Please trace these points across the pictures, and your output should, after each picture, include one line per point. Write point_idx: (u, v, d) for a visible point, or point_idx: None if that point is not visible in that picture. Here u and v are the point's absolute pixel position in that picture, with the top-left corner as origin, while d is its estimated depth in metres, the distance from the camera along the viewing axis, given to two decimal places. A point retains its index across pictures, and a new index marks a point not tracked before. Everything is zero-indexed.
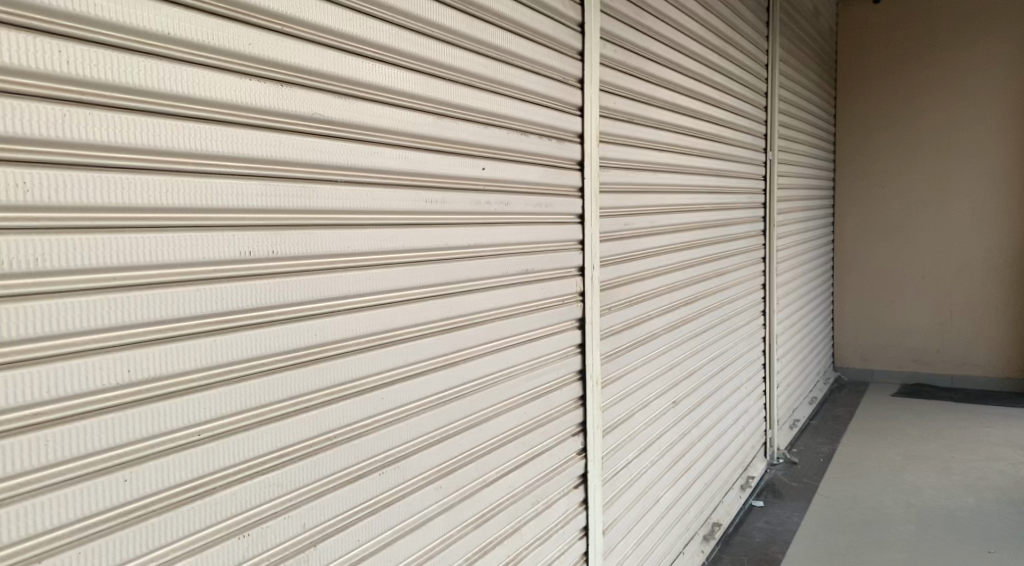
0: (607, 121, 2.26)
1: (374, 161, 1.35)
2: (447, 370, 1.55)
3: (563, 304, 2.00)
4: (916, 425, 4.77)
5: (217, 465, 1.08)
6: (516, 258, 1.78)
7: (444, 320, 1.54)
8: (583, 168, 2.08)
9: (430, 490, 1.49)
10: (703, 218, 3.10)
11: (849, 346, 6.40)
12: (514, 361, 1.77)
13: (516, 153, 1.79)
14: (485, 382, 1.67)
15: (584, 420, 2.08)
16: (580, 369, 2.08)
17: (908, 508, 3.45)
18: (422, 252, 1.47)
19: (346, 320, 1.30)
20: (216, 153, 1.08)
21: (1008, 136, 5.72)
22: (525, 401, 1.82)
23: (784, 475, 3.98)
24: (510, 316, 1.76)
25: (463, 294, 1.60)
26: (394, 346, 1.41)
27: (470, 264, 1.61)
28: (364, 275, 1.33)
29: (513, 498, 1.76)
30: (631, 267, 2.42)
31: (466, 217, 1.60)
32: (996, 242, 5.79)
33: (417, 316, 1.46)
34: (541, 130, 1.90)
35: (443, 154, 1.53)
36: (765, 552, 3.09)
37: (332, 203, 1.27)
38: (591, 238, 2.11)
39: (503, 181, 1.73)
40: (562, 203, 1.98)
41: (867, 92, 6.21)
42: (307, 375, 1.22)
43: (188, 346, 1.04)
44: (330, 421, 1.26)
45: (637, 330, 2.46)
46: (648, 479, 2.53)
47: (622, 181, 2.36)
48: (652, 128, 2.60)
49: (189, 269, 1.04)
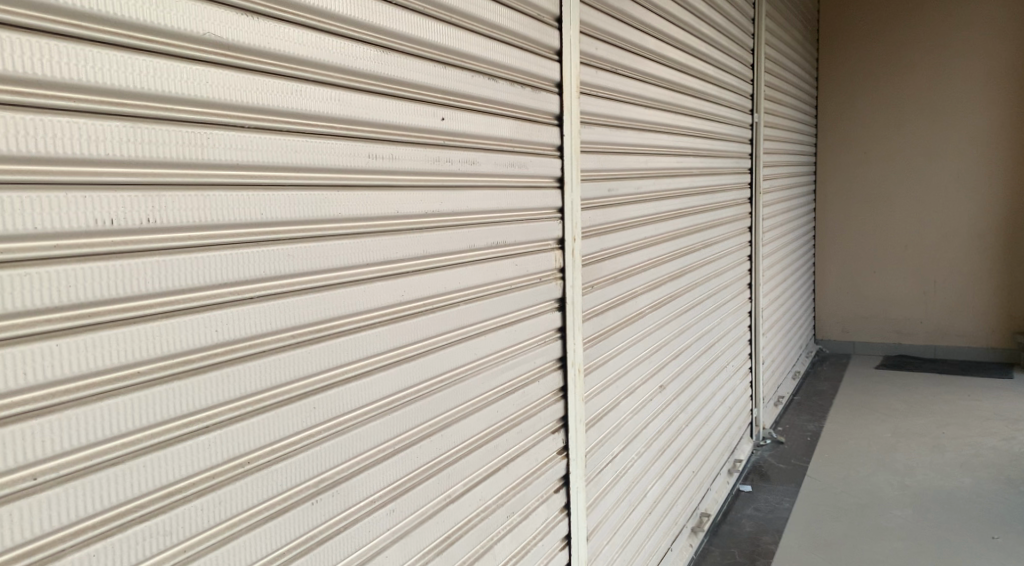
0: (589, 70, 1.96)
1: (296, 104, 1.03)
2: (404, 368, 1.26)
3: (541, 282, 1.72)
4: (904, 400, 4.61)
5: (63, 522, 0.77)
6: (486, 229, 1.49)
7: (396, 307, 1.24)
8: (562, 124, 1.79)
9: (380, 516, 1.21)
10: (690, 184, 2.82)
11: (831, 318, 6.25)
12: (485, 352, 1.50)
13: (484, 102, 1.48)
14: (449, 379, 1.38)
15: (565, 414, 1.82)
16: (560, 356, 1.81)
17: (903, 491, 3.28)
18: (365, 222, 1.16)
19: (259, 311, 0.98)
20: (48, 80, 0.74)
21: (990, 98, 5.55)
22: (498, 397, 1.54)
23: (771, 455, 3.80)
24: (481, 297, 1.48)
25: (421, 273, 1.30)
26: (329, 339, 1.10)
27: (430, 235, 1.31)
28: (285, 254, 1.02)
29: (483, 516, 1.48)
30: (615, 238, 2.15)
31: (422, 178, 1.29)
32: (981, 206, 5.65)
33: (361, 302, 1.16)
34: (514, 77, 1.59)
35: (392, 97, 1.22)
36: (755, 543, 2.88)
37: (235, 155, 0.94)
38: (572, 204, 1.83)
39: (469, 136, 1.43)
40: (538, 163, 1.69)
41: (853, 53, 5.96)
42: (205, 386, 0.91)
43: (16, 356, 0.72)
44: (239, 444, 0.96)
45: (622, 309, 2.20)
46: (635, 472, 2.30)
47: (605, 141, 2.07)
48: (637, 80, 2.30)
49: (11, 244, 0.72)
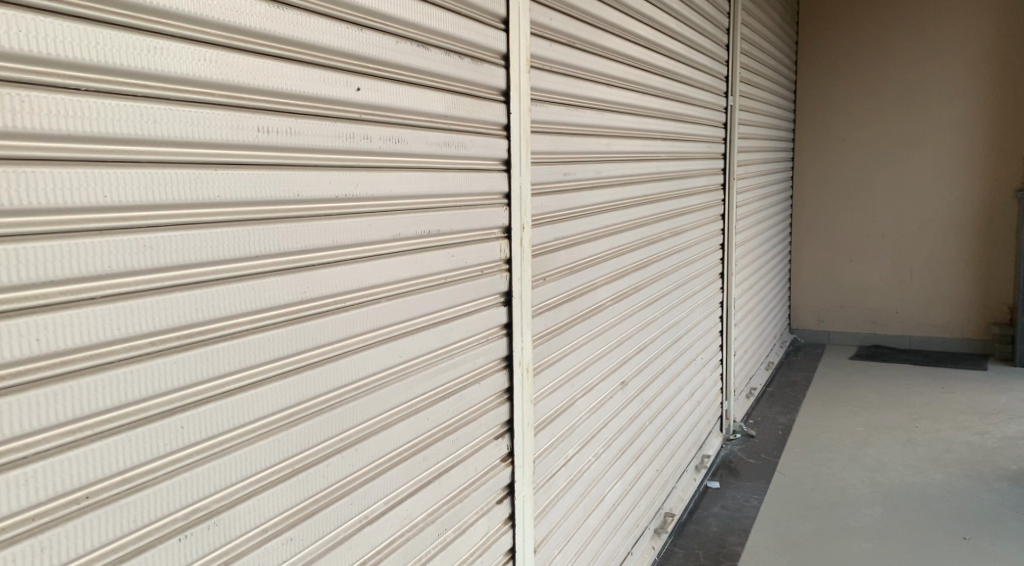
0: (542, 42, 1.79)
1: (155, 64, 0.86)
2: (308, 374, 1.10)
3: (483, 275, 1.56)
4: (876, 393, 4.54)
5: None
6: (414, 217, 1.33)
7: (296, 305, 1.08)
8: (509, 101, 1.62)
9: (274, 547, 1.05)
10: (657, 169, 2.67)
11: (806, 308, 6.17)
12: (414, 354, 1.35)
13: (412, 72, 1.31)
14: (366, 386, 1.23)
15: (511, 418, 1.68)
16: (506, 355, 1.66)
17: (874, 488, 3.19)
18: (250, 207, 0.99)
19: (99, 316, 0.81)
20: None
21: (970, 84, 5.45)
22: (430, 402, 1.40)
23: (740, 450, 3.70)
24: (407, 293, 1.32)
25: (326, 267, 1.13)
26: (201, 347, 0.93)
27: (340, 223, 1.15)
28: (136, 245, 0.84)
29: (411, 535, 1.34)
30: (572, 227, 2.00)
31: (332, 158, 1.13)
32: (958, 195, 5.57)
33: (250, 301, 1.00)
34: (451, 46, 1.42)
35: (288, 61, 1.04)
36: (721, 544, 2.77)
37: (62, 123, 0.77)
38: (520, 189, 1.68)
39: (392, 111, 1.26)
40: (480, 143, 1.52)
41: (834, 36, 5.83)
42: (20, 408, 0.74)
43: None
44: (68, 478, 0.79)
45: (580, 302, 2.06)
46: (592, 473, 2.18)
47: (560, 120, 1.90)
48: (599, 57, 2.13)
49: None
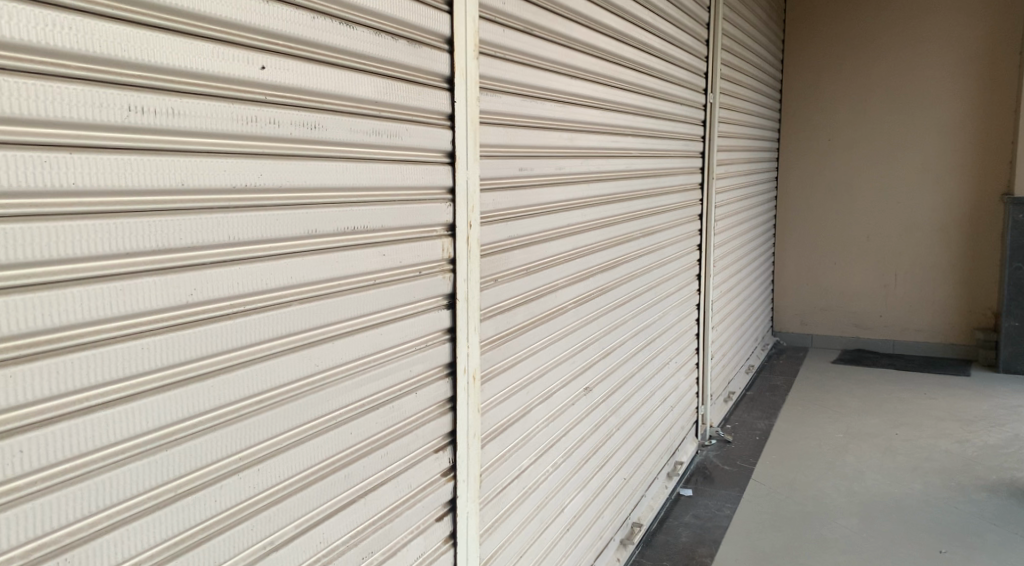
0: (493, 27, 1.67)
1: None
2: (195, 387, 0.98)
3: (423, 276, 1.45)
4: (857, 398, 4.46)
5: None
6: (336, 212, 1.21)
7: (178, 310, 0.95)
8: (454, 88, 1.50)
9: None
10: (628, 166, 2.57)
11: (789, 310, 6.10)
12: (334, 362, 1.23)
13: (334, 51, 1.19)
14: (272, 400, 1.11)
15: (454, 429, 1.56)
16: (449, 361, 1.55)
17: (852, 499, 3.09)
18: (117, 197, 0.86)
19: None
20: None
21: (958, 86, 5.37)
22: (356, 414, 1.29)
23: (716, 456, 3.60)
24: (326, 295, 1.20)
25: (219, 267, 1.00)
26: (50, 357, 0.81)
27: (240, 218, 1.03)
28: None
29: (327, 560, 1.22)
30: (529, 225, 1.88)
31: (231, 143, 1.00)
32: (944, 198, 5.49)
33: (113, 305, 0.87)
34: (384, 27, 1.30)
35: (172, 32, 0.91)
36: (690, 555, 2.68)
37: None
38: (467, 183, 1.56)
39: (308, 93, 1.14)
40: (419, 133, 1.41)
41: (822, 35, 5.74)
42: None
43: None
44: None
45: (537, 304, 1.95)
46: (550, 485, 2.07)
47: (515, 111, 1.79)
48: (561, 46, 2.02)
49: None
